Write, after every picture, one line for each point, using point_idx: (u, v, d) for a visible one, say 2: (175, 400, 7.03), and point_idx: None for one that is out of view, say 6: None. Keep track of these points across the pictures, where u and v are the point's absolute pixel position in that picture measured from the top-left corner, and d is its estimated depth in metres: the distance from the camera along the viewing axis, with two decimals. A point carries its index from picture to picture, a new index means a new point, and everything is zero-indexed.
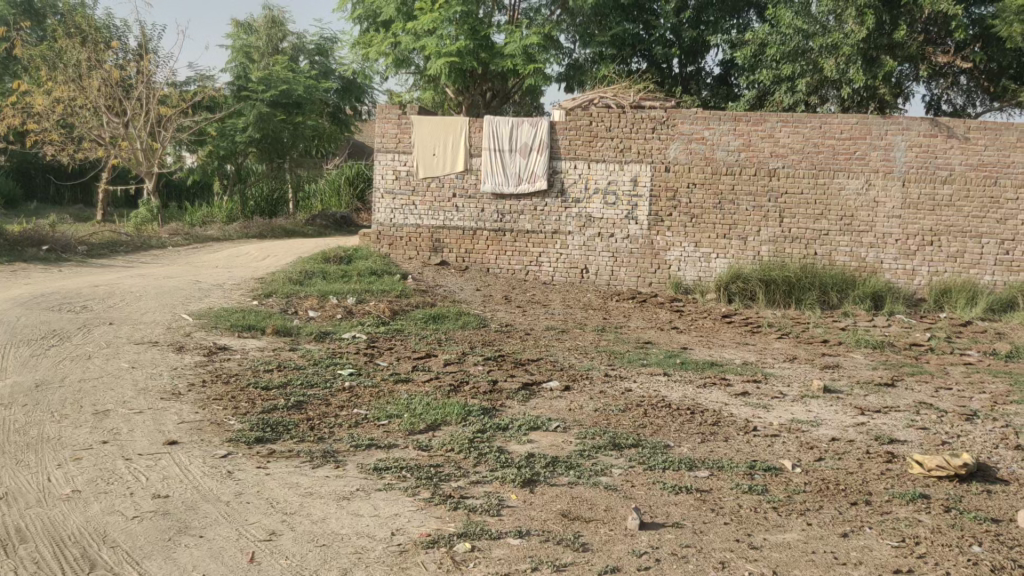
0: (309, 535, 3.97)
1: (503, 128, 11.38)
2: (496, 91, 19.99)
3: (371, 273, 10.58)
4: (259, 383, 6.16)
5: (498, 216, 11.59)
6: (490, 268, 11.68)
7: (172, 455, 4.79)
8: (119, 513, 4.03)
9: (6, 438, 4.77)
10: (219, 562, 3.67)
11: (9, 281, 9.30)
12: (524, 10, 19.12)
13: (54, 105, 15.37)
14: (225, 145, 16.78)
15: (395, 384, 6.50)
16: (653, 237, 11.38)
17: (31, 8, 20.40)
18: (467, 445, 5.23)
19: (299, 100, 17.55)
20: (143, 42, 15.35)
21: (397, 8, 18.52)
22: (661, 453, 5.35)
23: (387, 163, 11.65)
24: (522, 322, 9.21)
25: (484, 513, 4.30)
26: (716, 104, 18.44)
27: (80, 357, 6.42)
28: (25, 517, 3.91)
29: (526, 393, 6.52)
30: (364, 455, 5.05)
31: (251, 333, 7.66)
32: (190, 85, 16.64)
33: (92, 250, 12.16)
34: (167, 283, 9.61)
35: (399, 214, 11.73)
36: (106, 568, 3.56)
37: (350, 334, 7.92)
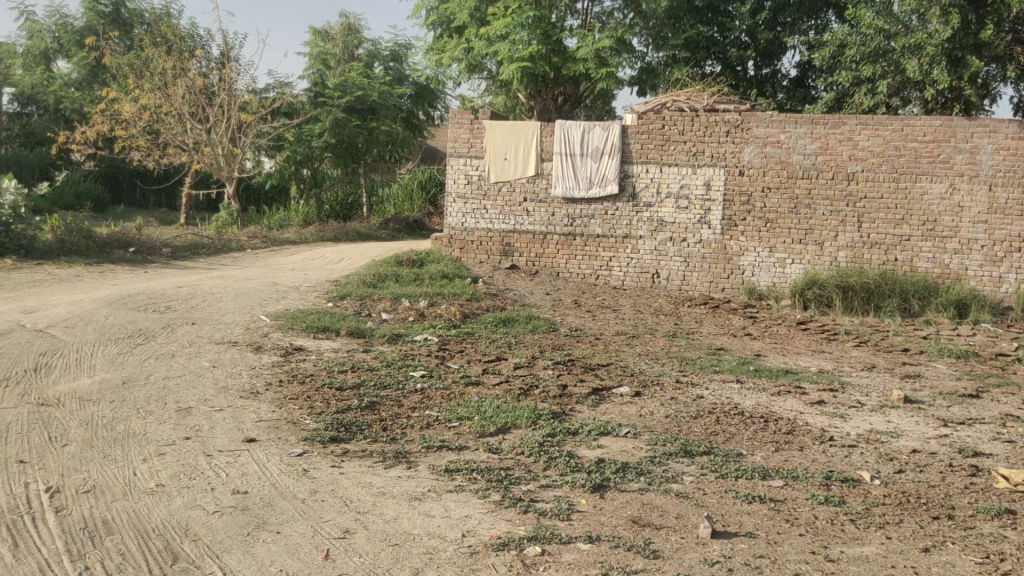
0: (382, 534, 4.03)
1: (575, 132, 11.36)
2: (567, 96, 19.98)
3: (443, 277, 10.69)
4: (334, 383, 6.28)
5: (568, 220, 11.57)
6: (560, 272, 11.68)
7: (250, 452, 4.92)
8: (201, 507, 4.16)
9: (95, 433, 4.95)
10: (295, 559, 3.76)
11: (97, 282, 9.65)
12: (597, 14, 19.05)
13: (141, 112, 15.90)
14: (301, 151, 17.18)
15: (465, 387, 6.55)
16: (726, 242, 11.22)
17: (119, 18, 21.19)
18: (537, 449, 5.25)
19: (374, 105, 17.71)
20: (226, 50, 15.78)
21: (470, 14, 18.70)
22: (734, 461, 5.28)
23: (459, 167, 11.72)
24: (592, 327, 9.18)
25: (554, 517, 4.30)
26: (792, 107, 18.14)
27: (164, 356, 6.64)
28: (112, 509, 4.05)
29: (596, 398, 6.50)
30: (435, 457, 5.10)
31: (325, 334, 7.82)
32: (269, 92, 17.07)
33: (175, 252, 12.57)
34: (245, 285, 9.85)
35: (470, 218, 11.78)
36: (189, 561, 3.66)
37: (422, 337, 8.00)
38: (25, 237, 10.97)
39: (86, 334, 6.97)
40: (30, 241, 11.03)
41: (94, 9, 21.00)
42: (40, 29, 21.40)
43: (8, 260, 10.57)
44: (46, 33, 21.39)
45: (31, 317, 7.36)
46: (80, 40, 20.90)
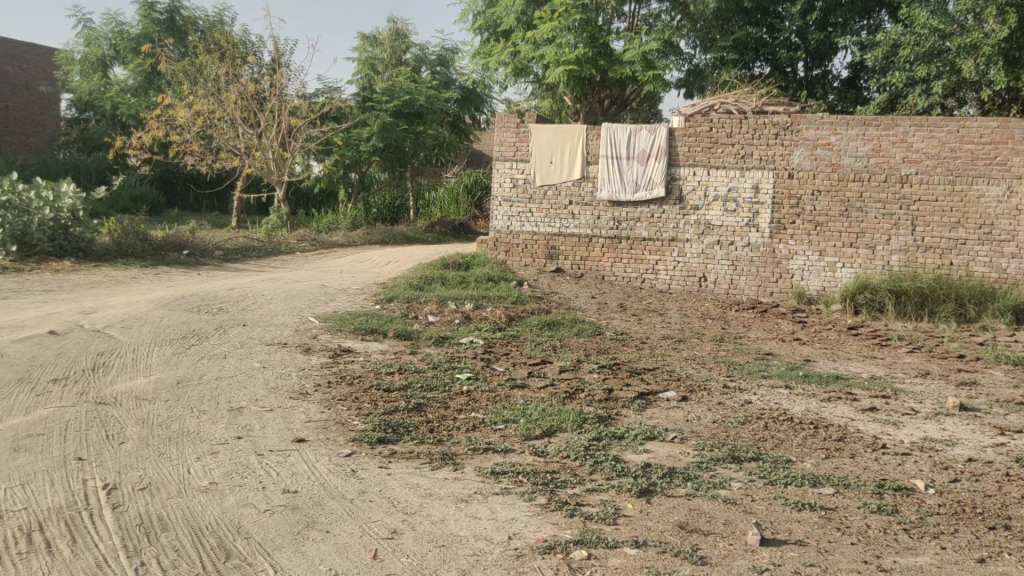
0: (429, 535, 4.07)
1: (621, 135, 11.31)
2: (613, 99, 19.87)
3: (488, 280, 10.74)
4: (381, 385, 6.34)
5: (614, 223, 11.53)
6: (605, 275, 11.64)
7: (300, 452, 5.00)
8: (252, 506, 4.23)
9: (150, 431, 5.06)
10: (344, 558, 3.81)
11: (151, 284, 9.86)
12: (644, 17, 18.89)
13: (195, 117, 16.22)
14: (350, 155, 17.37)
15: (511, 390, 6.57)
16: (775, 245, 11.09)
17: (174, 25, 21.64)
18: (583, 452, 5.24)
19: (421, 110, 17.86)
20: (277, 56, 16.02)
21: (517, 18, 18.77)
22: (783, 467, 5.21)
23: (505, 171, 11.75)
24: (638, 331, 9.13)
25: (600, 521, 4.29)
26: (843, 108, 17.88)
27: (217, 356, 6.77)
28: (167, 506, 4.13)
29: (641, 403, 6.47)
30: (481, 459, 5.13)
31: (373, 336, 7.90)
32: (318, 97, 17.30)
33: (227, 255, 12.81)
34: (294, 287, 9.99)
35: (516, 221, 11.80)
36: (242, 559, 3.73)
37: (467, 340, 8.04)
38: (83, 240, 11.27)
39: (141, 334, 7.13)
40: (88, 244, 11.33)
41: (149, 17, 21.40)
42: (97, 36, 21.77)
43: (67, 262, 10.87)
44: (103, 40, 21.77)
45: (90, 318, 7.56)
46: (136, 47, 21.26)
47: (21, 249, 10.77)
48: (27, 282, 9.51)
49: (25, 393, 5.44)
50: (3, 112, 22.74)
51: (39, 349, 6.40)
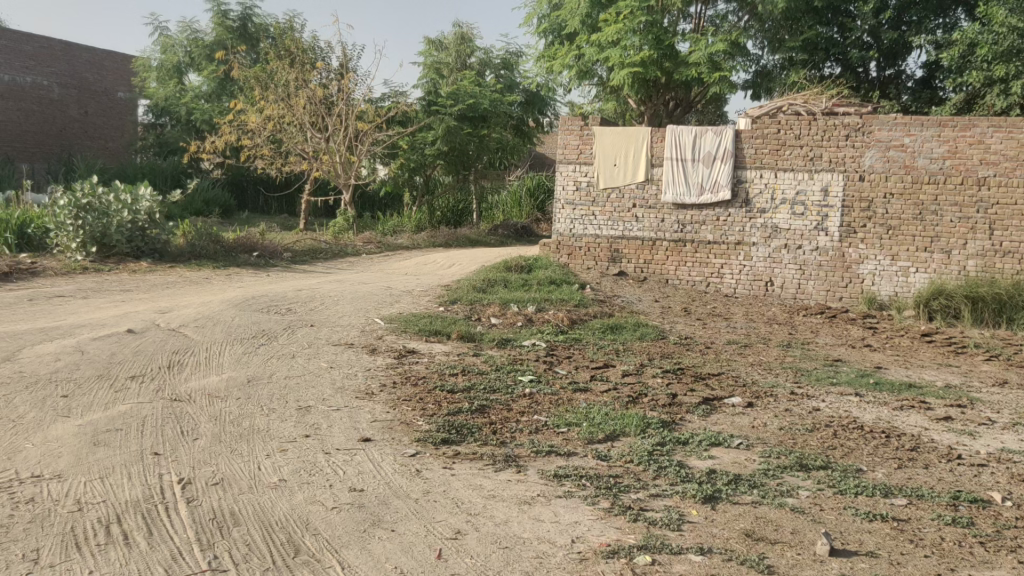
0: (493, 537, 4.08)
1: (686, 137, 11.18)
2: (678, 101, 19.69)
3: (551, 282, 10.75)
4: (445, 386, 6.40)
5: (679, 226, 11.42)
6: (669, 279, 11.54)
7: (366, 451, 5.07)
8: (320, 503, 4.31)
9: (223, 428, 5.20)
10: (410, 557, 3.85)
11: (223, 285, 10.12)
12: (710, 18, 18.60)
13: (265, 122, 16.55)
14: (414, 158, 17.56)
15: (574, 393, 6.56)
16: (845, 249, 10.85)
17: (246, 32, 22.11)
18: (646, 457, 5.21)
19: (485, 113, 17.96)
20: (344, 61, 16.25)
21: (582, 21, 18.73)
22: (853, 477, 5.09)
23: (568, 174, 11.73)
24: (702, 336, 9.02)
25: (664, 527, 4.26)
26: (917, 109, 17.43)
27: (286, 356, 6.92)
28: (238, 501, 4.24)
29: (706, 408, 6.39)
30: (544, 462, 5.13)
31: (437, 338, 7.98)
32: (384, 102, 17.50)
33: (295, 257, 13.10)
34: (359, 289, 10.14)
35: (579, 224, 11.77)
36: (310, 555, 3.80)
37: (530, 342, 8.06)
38: (160, 242, 11.63)
39: (213, 334, 7.32)
40: (163, 245, 11.69)
41: (223, 24, 21.90)
42: (173, 44, 22.38)
43: (144, 263, 11.23)
44: (179, 47, 22.38)
45: (165, 317, 7.79)
46: (210, 54, 21.80)
47: (100, 250, 11.17)
48: (107, 282, 9.85)
49: (105, 389, 5.63)
50: (85, 118, 23.62)
51: (118, 347, 6.62)
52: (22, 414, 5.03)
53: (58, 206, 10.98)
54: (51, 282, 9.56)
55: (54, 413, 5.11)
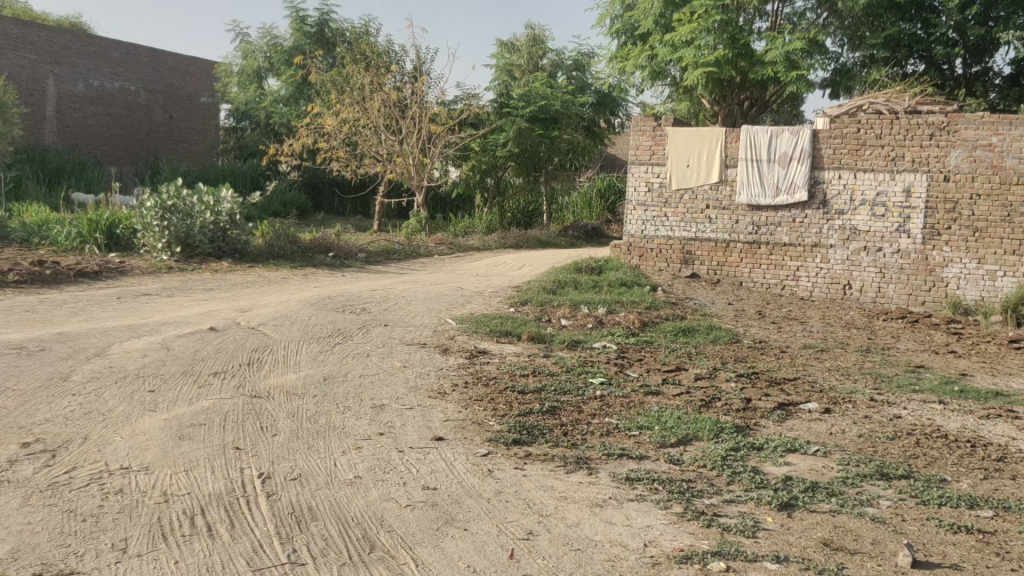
0: (564, 538, 4.08)
1: (762, 137, 10.98)
2: (754, 101, 19.43)
3: (621, 284, 10.69)
4: (516, 387, 6.42)
5: (753, 228, 11.22)
6: (743, 281, 11.35)
7: (438, 450, 5.13)
8: (394, 500, 4.38)
9: (300, 425, 5.31)
10: (482, 556, 3.87)
11: (300, 285, 10.35)
12: (788, 16, 18.23)
13: (341, 125, 16.81)
14: (486, 160, 17.67)
15: (645, 396, 6.51)
16: (928, 252, 10.52)
17: (323, 37, 22.48)
18: (720, 462, 5.14)
19: (557, 115, 17.92)
20: (418, 64, 16.44)
21: (655, 21, 18.56)
22: (936, 487, 4.93)
23: (640, 174, 11.61)
24: (777, 340, 8.85)
25: (739, 533, 4.19)
26: (1005, 107, 16.85)
27: (361, 355, 7.05)
28: (316, 497, 4.33)
29: (781, 413, 6.27)
30: (616, 464, 5.11)
31: (508, 339, 8.01)
32: (457, 104, 17.67)
33: (369, 257, 13.32)
34: (431, 289, 10.24)
35: (650, 226, 11.66)
36: (385, 551, 3.86)
37: (600, 344, 8.02)
38: (239, 242, 11.97)
39: (290, 332, 7.49)
40: (243, 246, 12.02)
41: (301, 30, 22.31)
42: (253, 49, 22.94)
43: (225, 262, 11.56)
44: (259, 53, 22.94)
45: (245, 316, 8.01)
46: (288, 59, 22.29)
47: (184, 250, 11.54)
48: (191, 281, 10.17)
49: (189, 385, 5.81)
50: (170, 122, 24.45)
51: (201, 344, 6.83)
52: (111, 408, 5.23)
53: (145, 208, 11.38)
54: (138, 281, 9.93)
55: (142, 407, 5.29)
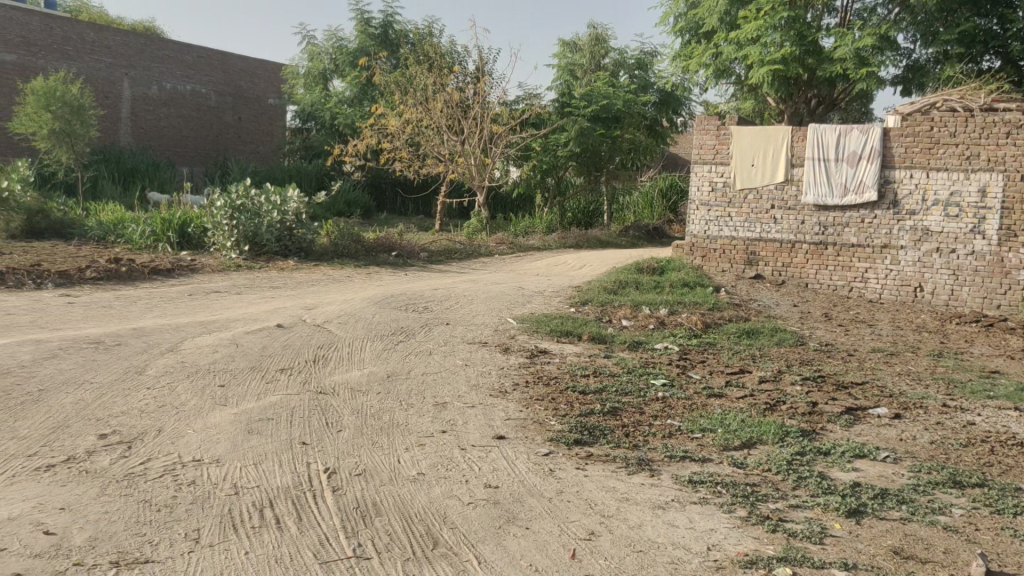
0: (627, 540, 4.06)
1: (830, 136, 10.76)
2: (821, 99, 19.11)
3: (683, 285, 10.59)
4: (577, 387, 6.41)
5: (820, 228, 11.01)
6: (809, 283, 11.15)
7: (500, 449, 5.15)
8: (457, 498, 4.41)
9: (364, 421, 5.39)
10: (544, 555, 3.88)
11: (363, 283, 10.50)
12: (857, 11, 17.82)
13: (404, 126, 16.96)
14: (547, 160, 17.73)
15: (708, 398, 6.44)
16: (1004, 254, 10.18)
17: (387, 39, 22.75)
18: (785, 466, 5.05)
19: (619, 114, 17.77)
20: (481, 64, 16.53)
21: (720, 18, 18.37)
22: (1013, 496, 4.77)
23: (704, 174, 11.52)
24: (844, 342, 8.66)
25: (805, 539, 4.11)
26: None
27: (423, 353, 7.12)
28: (380, 492, 4.38)
29: (849, 418, 6.14)
30: (678, 467, 5.06)
31: (568, 338, 8.00)
32: (519, 104, 17.74)
33: (431, 257, 13.44)
34: (493, 288, 10.29)
35: (714, 226, 11.55)
36: (448, 547, 3.89)
37: (662, 345, 7.96)
38: (305, 241, 12.19)
39: (355, 330, 7.60)
40: (309, 244, 12.24)
41: (366, 31, 22.64)
42: (320, 52, 23.37)
43: (291, 261, 11.80)
44: (325, 55, 23.33)
45: (311, 313, 8.16)
46: (353, 60, 22.56)
47: (252, 249, 11.80)
48: (258, 279, 10.40)
49: (258, 381, 5.94)
50: (239, 124, 25.03)
51: (268, 340, 6.97)
52: (184, 402, 5.38)
53: (215, 207, 11.68)
54: (208, 278, 10.19)
55: (213, 401, 5.44)
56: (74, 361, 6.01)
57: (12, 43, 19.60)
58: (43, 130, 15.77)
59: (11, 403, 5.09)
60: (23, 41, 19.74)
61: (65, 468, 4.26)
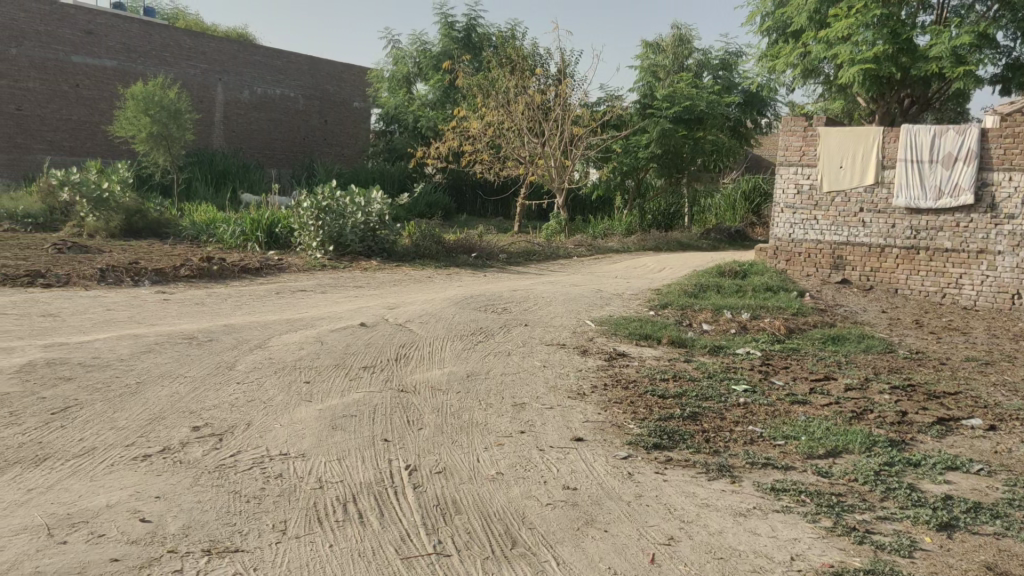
0: (707, 546, 4.00)
1: (924, 137, 10.39)
2: (915, 99, 18.52)
3: (766, 289, 10.39)
4: (656, 391, 6.35)
5: (911, 232, 10.64)
6: (899, 288, 10.79)
7: (578, 451, 5.14)
8: (535, 499, 4.42)
9: (445, 420, 5.46)
10: (623, 558, 3.86)
11: (443, 284, 10.63)
12: (954, 8, 17.18)
13: (486, 128, 17.05)
14: (628, 161, 17.77)
15: (792, 405, 6.30)
16: None
17: (469, 41, 22.97)
18: (873, 477, 4.90)
19: (702, 115, 17.50)
20: (562, 66, 16.57)
21: (809, 17, 17.97)
22: None
23: (789, 176, 11.34)
24: (937, 350, 8.37)
25: (893, 553, 3.98)
26: None
27: (502, 353, 7.17)
28: (460, 490, 4.43)
29: (941, 429, 5.91)
30: (760, 474, 4.96)
31: (648, 342, 7.93)
32: (600, 105, 17.70)
33: (511, 258, 13.51)
34: (572, 290, 10.29)
35: (799, 229, 11.33)
36: (527, 547, 3.91)
37: (744, 350, 7.82)
38: (388, 242, 12.39)
39: (435, 329, 7.71)
40: (391, 245, 12.45)
41: (449, 35, 22.89)
42: (404, 55, 23.74)
43: (374, 261, 12.03)
44: (409, 59, 23.70)
45: (393, 313, 8.30)
46: (436, 63, 22.83)
47: (337, 249, 12.07)
48: (342, 278, 10.64)
49: (342, 378, 6.07)
50: (325, 126, 25.64)
51: (352, 338, 7.13)
52: (272, 397, 5.54)
53: (302, 208, 12.00)
54: (295, 278, 10.48)
55: (299, 397, 5.59)
56: (169, 356, 6.24)
57: (113, 49, 20.48)
58: (142, 134, 16.45)
59: (111, 394, 5.32)
60: (123, 47, 20.62)
61: (161, 459, 4.44)
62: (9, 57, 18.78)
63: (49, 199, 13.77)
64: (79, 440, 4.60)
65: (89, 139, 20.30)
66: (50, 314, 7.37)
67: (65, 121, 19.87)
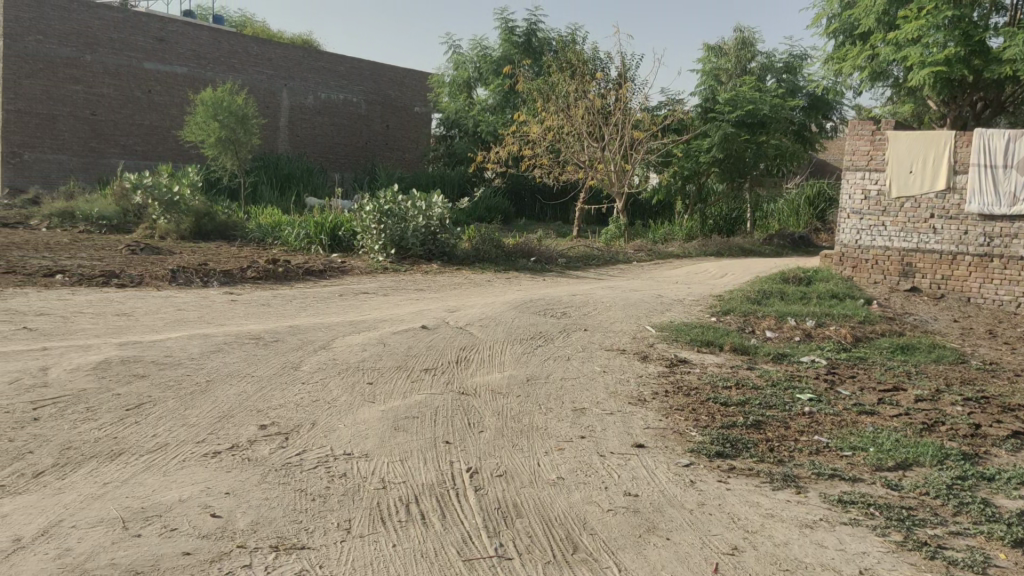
0: (772, 557, 3.92)
1: (999, 142, 10.10)
2: (987, 102, 18.05)
3: (831, 296, 10.18)
4: (718, 399, 6.26)
5: (985, 239, 10.34)
6: (972, 297, 10.48)
7: (639, 457, 5.10)
8: (596, 504, 4.39)
9: (505, 423, 5.46)
10: (686, 566, 3.81)
11: (502, 288, 10.65)
12: None
13: (546, 133, 17.06)
14: (689, 166, 17.64)
15: (859, 415, 6.15)
16: None
17: (530, 46, 23.00)
18: (945, 491, 4.76)
19: (765, 119, 17.15)
20: (622, 71, 16.49)
21: (878, 19, 17.54)
22: None
23: (856, 181, 11.08)
24: (1012, 361, 8.09)
25: (967, 569, 3.86)
26: None
27: (562, 358, 7.15)
28: (520, 494, 4.43)
29: (1017, 443, 5.72)
30: (826, 485, 4.85)
31: (709, 348, 7.83)
32: (661, 110, 17.59)
33: (569, 263, 13.49)
34: (633, 296, 10.22)
35: (866, 235, 11.08)
36: (588, 553, 3.88)
37: (809, 358, 7.67)
38: (448, 245, 12.44)
39: (495, 333, 7.73)
40: (451, 249, 12.50)
41: (510, 40, 22.92)
42: (465, 60, 23.87)
43: (434, 264, 12.11)
44: (470, 64, 23.79)
45: (453, 316, 8.35)
46: (496, 69, 22.90)
47: (398, 252, 12.19)
48: (403, 281, 10.75)
49: (404, 380, 6.13)
50: (386, 131, 25.96)
51: (413, 341, 7.19)
52: (336, 397, 5.62)
53: (365, 211, 12.19)
54: (357, 280, 10.63)
55: (362, 398, 5.66)
56: (237, 356, 6.36)
57: (184, 56, 21.05)
58: (211, 138, 16.87)
59: (182, 393, 5.45)
60: (193, 54, 21.19)
61: (230, 455, 4.53)
62: (83, 63, 19.28)
63: (123, 201, 14.25)
64: (152, 436, 4.73)
65: (160, 143, 20.92)
66: (124, 313, 7.59)
67: (137, 126, 20.46)
